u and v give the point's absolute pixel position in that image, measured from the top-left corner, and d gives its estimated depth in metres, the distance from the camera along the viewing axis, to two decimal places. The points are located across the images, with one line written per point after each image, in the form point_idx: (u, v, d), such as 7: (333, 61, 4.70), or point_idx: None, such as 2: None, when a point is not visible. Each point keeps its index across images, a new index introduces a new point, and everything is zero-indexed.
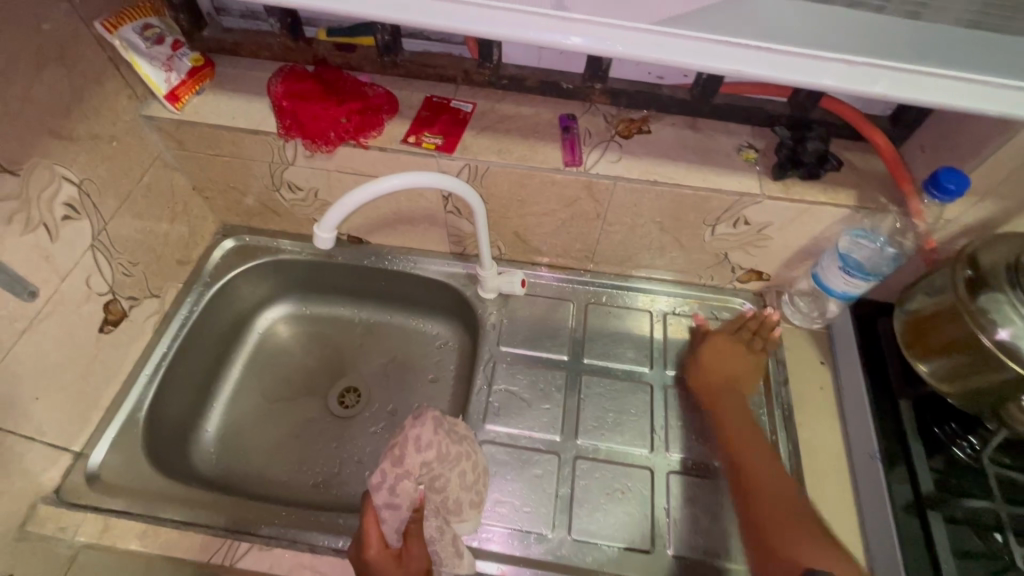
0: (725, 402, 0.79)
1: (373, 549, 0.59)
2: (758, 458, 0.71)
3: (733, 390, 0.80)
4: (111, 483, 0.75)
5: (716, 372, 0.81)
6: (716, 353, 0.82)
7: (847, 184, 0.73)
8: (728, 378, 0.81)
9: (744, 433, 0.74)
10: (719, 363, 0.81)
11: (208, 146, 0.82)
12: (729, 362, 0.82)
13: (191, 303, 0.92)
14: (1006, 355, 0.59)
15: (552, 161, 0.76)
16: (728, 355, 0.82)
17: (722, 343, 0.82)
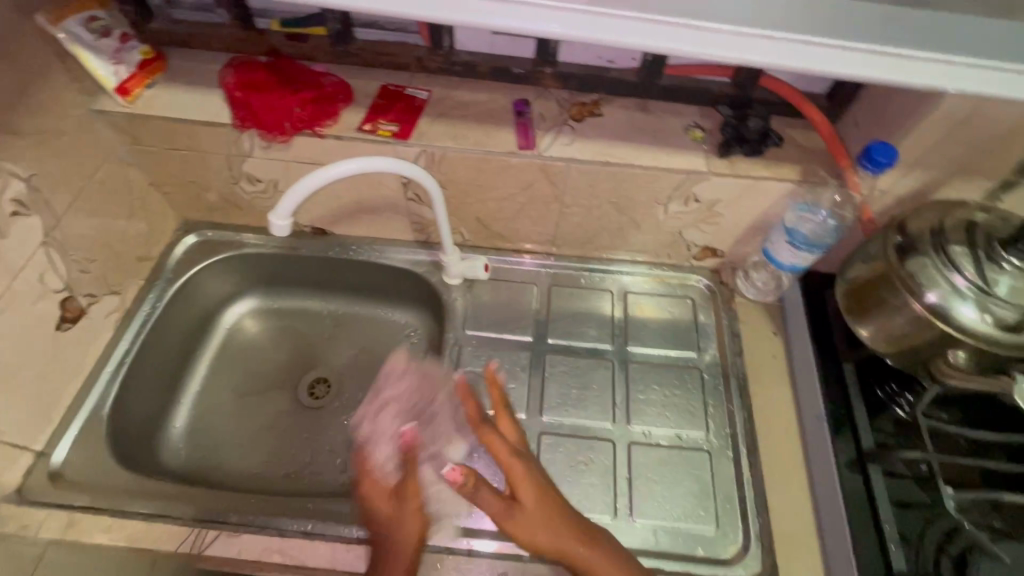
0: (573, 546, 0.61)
1: (365, 482, 0.65)
2: (601, 565, 0.61)
3: (559, 498, 0.63)
4: (75, 480, 0.75)
5: (528, 503, 0.61)
6: (514, 508, 0.61)
7: (789, 160, 0.76)
8: (541, 492, 0.62)
9: (574, 547, 0.61)
10: (524, 493, 0.62)
11: (165, 140, 0.82)
12: (523, 479, 0.62)
13: (153, 299, 0.91)
14: (935, 315, 0.62)
15: (507, 145, 0.77)
16: (524, 472, 0.63)
17: (515, 469, 0.63)
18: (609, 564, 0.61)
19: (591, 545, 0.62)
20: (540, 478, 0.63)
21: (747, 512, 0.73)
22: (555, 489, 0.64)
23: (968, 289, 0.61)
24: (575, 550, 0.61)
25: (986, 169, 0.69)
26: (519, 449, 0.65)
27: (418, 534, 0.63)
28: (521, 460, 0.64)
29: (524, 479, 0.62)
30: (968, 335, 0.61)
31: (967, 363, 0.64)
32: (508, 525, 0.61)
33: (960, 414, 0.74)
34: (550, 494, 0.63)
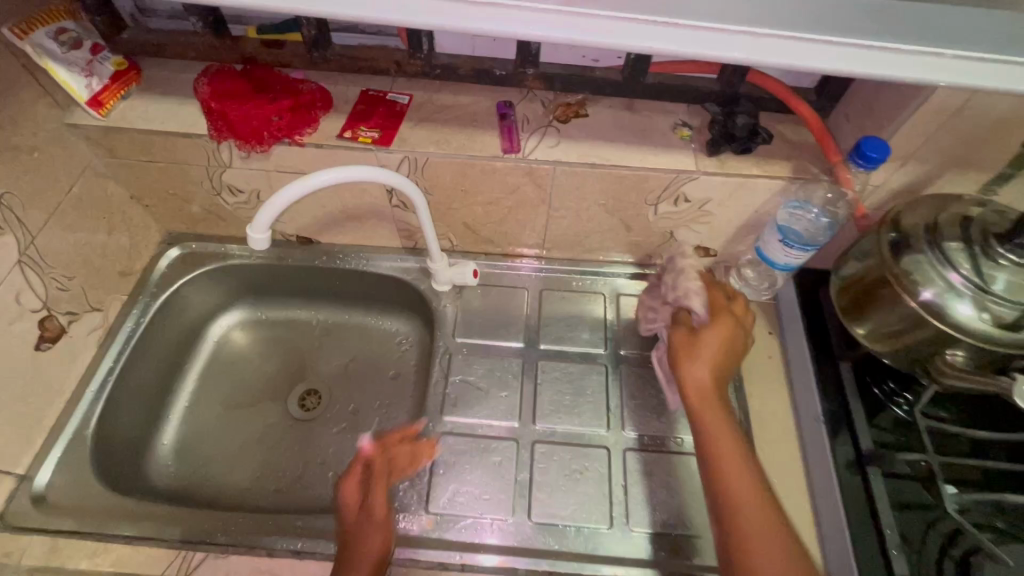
0: (714, 417, 0.63)
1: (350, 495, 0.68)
2: (748, 487, 0.59)
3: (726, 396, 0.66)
4: (59, 503, 0.73)
5: (706, 370, 0.66)
6: (701, 344, 0.67)
7: (780, 156, 0.75)
8: (727, 367, 0.68)
9: (716, 429, 0.62)
10: (711, 361, 0.66)
11: (141, 153, 0.80)
12: (721, 347, 0.67)
13: (138, 314, 0.89)
14: (930, 314, 0.61)
15: (491, 148, 0.76)
16: (714, 346, 0.67)
17: (715, 336, 0.67)
18: (744, 466, 0.60)
19: (737, 449, 0.61)
20: (738, 341, 0.69)
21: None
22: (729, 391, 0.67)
23: (963, 286, 0.60)
24: (723, 444, 0.61)
25: (980, 162, 0.68)
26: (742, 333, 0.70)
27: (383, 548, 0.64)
28: (711, 328, 0.68)
29: (706, 345, 0.67)
30: (965, 333, 0.60)
31: (966, 360, 0.62)
32: (688, 364, 0.67)
33: (961, 413, 0.72)
34: (723, 383, 0.66)
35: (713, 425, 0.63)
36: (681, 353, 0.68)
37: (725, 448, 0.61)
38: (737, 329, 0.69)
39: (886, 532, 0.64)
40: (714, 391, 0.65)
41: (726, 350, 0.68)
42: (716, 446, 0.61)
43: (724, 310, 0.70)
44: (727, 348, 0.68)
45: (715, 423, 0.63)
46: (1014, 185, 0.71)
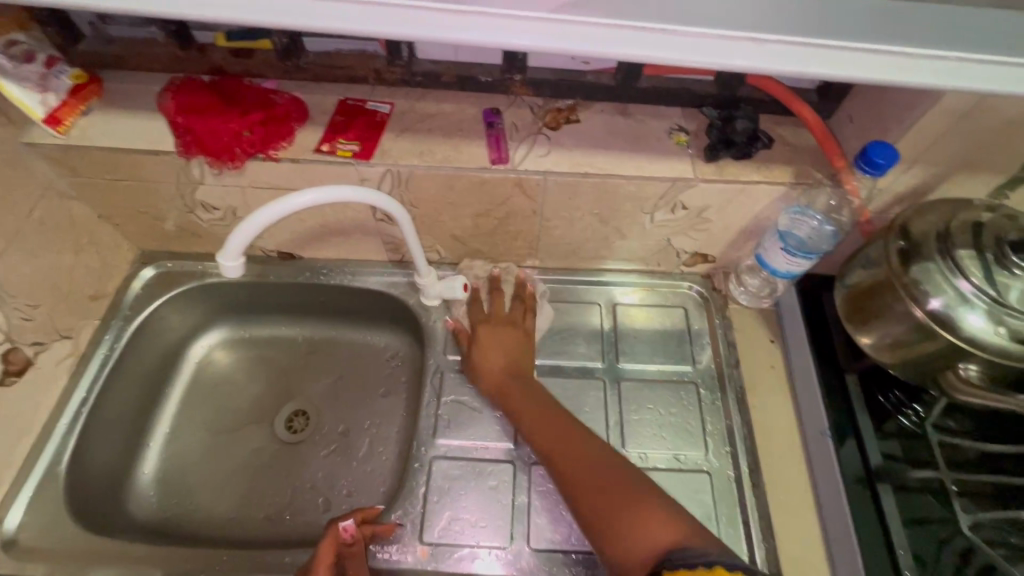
0: (519, 400, 0.75)
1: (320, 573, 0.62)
2: (567, 454, 0.66)
3: (523, 378, 0.77)
4: (31, 547, 0.70)
5: (497, 367, 0.79)
6: (485, 343, 0.80)
7: (780, 161, 0.72)
8: (513, 363, 0.79)
9: (540, 416, 0.72)
10: (495, 356, 0.79)
11: (107, 172, 0.76)
12: (502, 343, 0.80)
13: (110, 340, 0.84)
14: (941, 326, 0.58)
15: (478, 159, 0.72)
16: (497, 346, 0.80)
17: (494, 333, 0.81)
18: (561, 431, 0.69)
19: (551, 425, 0.70)
20: (514, 327, 0.82)
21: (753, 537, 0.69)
22: (527, 373, 0.78)
23: (975, 296, 0.57)
24: (537, 419, 0.72)
25: (991, 164, 0.65)
26: (519, 318, 0.83)
27: None
28: (483, 326, 0.82)
29: (490, 351, 0.80)
30: (978, 346, 0.57)
31: (980, 375, 0.60)
32: (486, 372, 0.79)
33: (971, 423, 0.70)
34: (517, 368, 0.79)
35: (524, 406, 0.74)
36: (485, 347, 0.80)
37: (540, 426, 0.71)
38: (506, 322, 0.82)
39: (901, 552, 0.62)
40: (507, 371, 0.78)
41: (521, 347, 0.81)
42: (534, 428, 0.71)
43: (495, 307, 0.83)
44: (521, 346, 0.81)
45: (529, 406, 0.73)
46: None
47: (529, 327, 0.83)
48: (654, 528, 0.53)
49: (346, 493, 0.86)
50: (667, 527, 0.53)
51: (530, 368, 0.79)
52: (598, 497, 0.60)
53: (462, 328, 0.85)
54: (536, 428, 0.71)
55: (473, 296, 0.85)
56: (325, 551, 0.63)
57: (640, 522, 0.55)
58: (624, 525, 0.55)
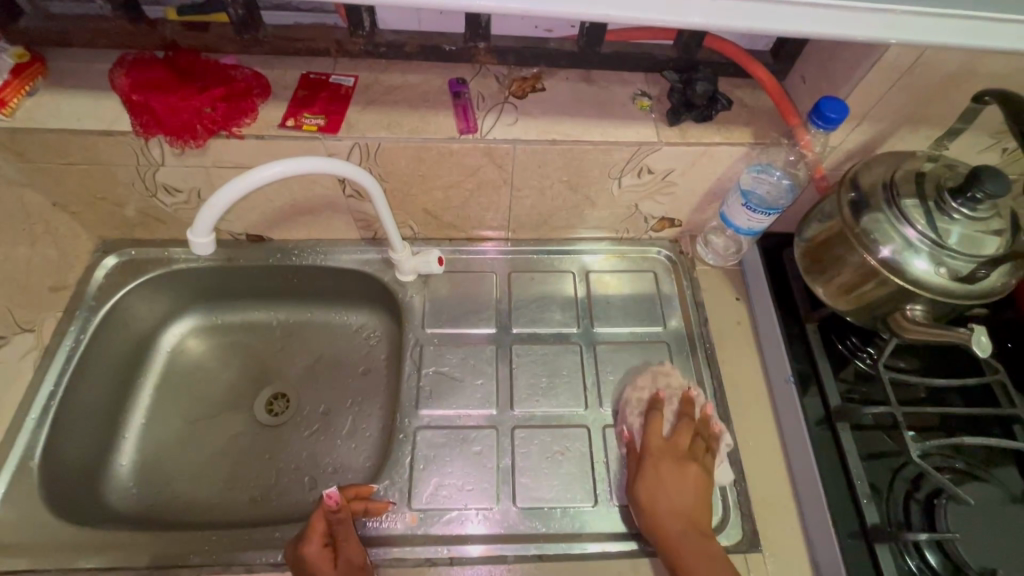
0: (690, 559, 0.61)
1: (312, 543, 0.63)
2: None
3: (698, 535, 0.63)
4: (8, 543, 0.68)
5: (672, 511, 0.64)
6: (655, 479, 0.66)
7: (739, 122, 0.74)
8: (684, 519, 0.64)
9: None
10: (676, 507, 0.64)
11: (59, 156, 0.73)
12: (678, 487, 0.65)
13: (75, 332, 0.82)
14: (891, 272, 0.62)
15: (446, 130, 0.72)
16: (662, 488, 0.65)
17: (665, 472, 0.66)
18: None
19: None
20: (688, 461, 0.67)
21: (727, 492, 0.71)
22: (704, 530, 0.63)
23: (920, 242, 0.61)
24: None
25: (935, 116, 0.69)
26: (699, 457, 0.68)
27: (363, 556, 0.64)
28: (656, 452, 0.68)
29: (653, 484, 0.66)
30: (923, 288, 0.61)
31: (926, 314, 0.64)
32: (658, 518, 0.64)
33: (919, 362, 0.75)
34: (694, 523, 0.64)
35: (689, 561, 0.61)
36: (654, 477, 0.66)
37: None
38: (683, 456, 0.68)
39: (857, 482, 0.67)
40: (692, 511, 0.64)
41: (700, 499, 0.65)
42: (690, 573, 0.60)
43: (655, 434, 0.70)
44: (700, 497, 0.65)
45: (698, 571, 0.60)
46: (963, 138, 0.72)
47: (709, 468, 0.68)
48: None
49: (332, 469, 0.86)
50: None
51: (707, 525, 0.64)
52: None
53: (634, 446, 0.71)
54: None
55: (674, 411, 0.73)
56: (316, 519, 0.64)
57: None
58: None
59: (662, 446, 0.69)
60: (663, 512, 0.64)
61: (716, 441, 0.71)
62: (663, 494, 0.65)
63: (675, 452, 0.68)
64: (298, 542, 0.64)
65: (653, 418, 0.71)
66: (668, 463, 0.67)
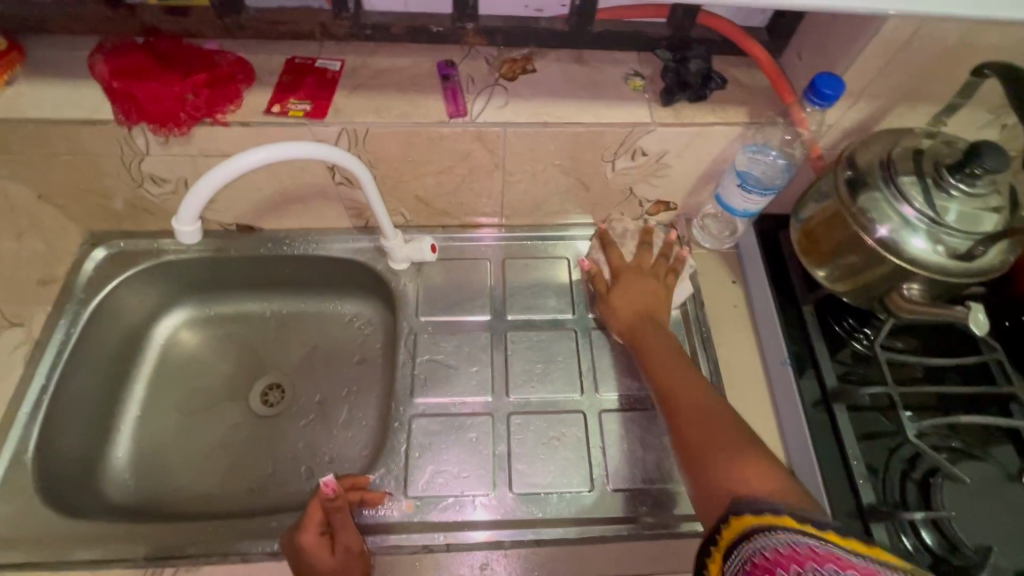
0: (649, 336, 0.71)
1: (308, 534, 0.62)
2: (682, 380, 0.64)
3: (655, 324, 0.73)
4: (5, 536, 0.67)
5: (631, 311, 0.75)
6: (624, 290, 0.76)
7: (734, 101, 0.73)
8: (640, 314, 0.74)
9: (660, 348, 0.69)
10: (636, 301, 0.75)
11: (41, 146, 0.72)
12: (641, 294, 0.76)
13: (66, 325, 0.81)
14: (888, 251, 0.61)
15: (435, 114, 0.71)
16: (625, 299, 0.76)
17: (631, 284, 0.77)
18: (682, 371, 0.65)
19: (662, 351, 0.69)
20: (653, 278, 0.77)
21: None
22: (659, 320, 0.74)
23: (918, 220, 0.60)
24: (659, 359, 0.68)
25: (933, 91, 0.68)
26: (660, 273, 0.78)
27: (360, 542, 0.63)
28: (625, 273, 0.78)
29: (616, 300, 0.76)
30: (921, 266, 0.60)
31: (923, 294, 0.63)
32: (623, 318, 0.75)
33: (916, 341, 0.75)
34: (652, 318, 0.74)
35: (651, 340, 0.71)
36: (619, 289, 0.77)
37: (659, 360, 0.68)
38: (645, 271, 0.78)
39: (854, 463, 0.66)
40: (651, 313, 0.74)
41: (657, 299, 0.76)
42: (650, 353, 0.69)
43: (621, 262, 0.79)
44: (656, 298, 0.76)
45: (655, 344, 0.70)
46: (963, 114, 0.71)
47: (670, 280, 0.78)
48: (749, 469, 0.51)
49: (328, 459, 0.86)
50: (782, 483, 0.49)
51: (663, 318, 0.75)
52: (719, 452, 0.54)
53: (600, 272, 0.80)
54: (656, 369, 0.67)
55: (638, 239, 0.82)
56: (314, 509, 0.63)
57: (742, 467, 0.51)
58: (717, 463, 0.52)
59: (628, 267, 0.79)
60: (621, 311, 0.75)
61: (678, 263, 0.80)
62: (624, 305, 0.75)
63: (638, 267, 0.78)
64: (294, 533, 0.63)
65: (612, 247, 0.80)
66: (631, 276, 0.77)
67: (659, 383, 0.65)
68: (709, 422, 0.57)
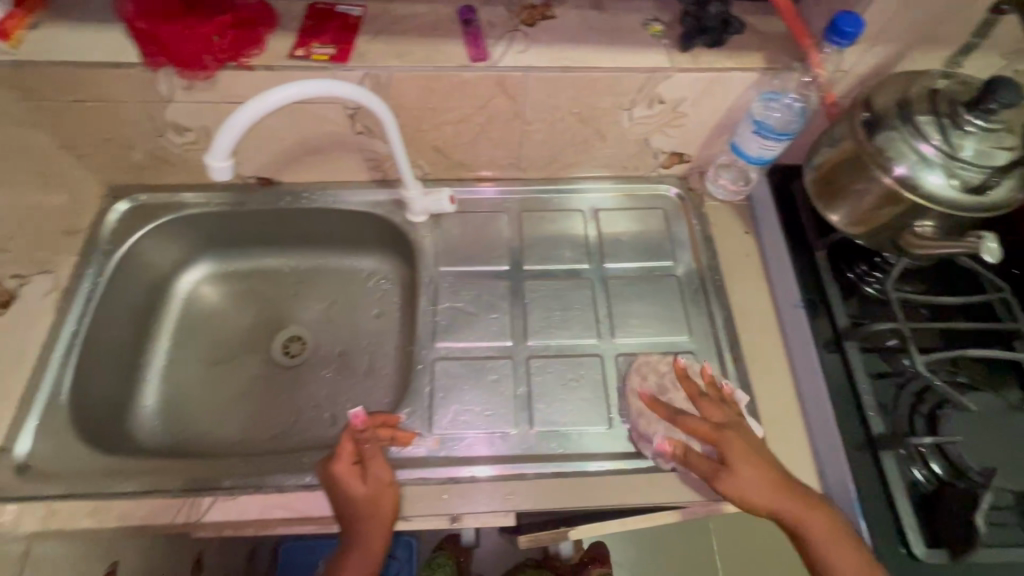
0: (801, 510, 0.62)
1: (342, 463, 0.66)
2: (854, 552, 0.60)
3: (790, 485, 0.63)
4: (45, 471, 0.70)
5: (760, 488, 0.63)
6: (740, 467, 0.64)
7: (751, 47, 0.74)
8: (775, 483, 0.63)
9: (814, 520, 0.61)
10: (759, 474, 0.63)
11: (66, 92, 0.73)
12: (761, 457, 0.65)
13: (93, 275, 0.83)
14: (905, 189, 0.63)
15: (457, 59, 0.71)
16: (756, 474, 0.63)
17: (740, 451, 0.65)
18: (843, 532, 0.61)
19: (827, 528, 0.61)
20: (749, 435, 0.66)
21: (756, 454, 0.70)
22: (787, 476, 0.64)
23: (935, 156, 0.61)
24: (822, 531, 0.61)
25: (945, 32, 0.69)
26: (739, 421, 0.68)
27: (390, 476, 0.67)
28: (729, 432, 0.66)
29: (745, 479, 0.63)
30: (936, 203, 0.62)
31: (934, 231, 0.65)
32: (758, 506, 0.63)
33: (925, 285, 0.77)
34: (778, 473, 0.64)
35: (809, 515, 0.62)
36: (734, 462, 0.64)
37: (833, 547, 0.60)
38: (737, 427, 0.67)
39: (865, 397, 0.69)
40: (776, 473, 0.64)
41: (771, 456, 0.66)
42: (806, 526, 0.61)
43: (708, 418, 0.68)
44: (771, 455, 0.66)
45: (814, 521, 0.61)
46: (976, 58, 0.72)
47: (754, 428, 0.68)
48: None
49: (351, 406, 0.89)
50: None
51: (788, 474, 0.65)
52: None
53: (689, 452, 0.67)
54: (831, 551, 0.60)
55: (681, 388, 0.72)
56: (343, 441, 0.67)
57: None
58: None
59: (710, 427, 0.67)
60: (749, 494, 0.63)
61: (733, 398, 0.71)
62: (751, 480, 0.63)
63: (724, 425, 0.67)
64: (327, 462, 0.67)
65: (687, 418, 0.68)
66: (734, 442, 0.65)
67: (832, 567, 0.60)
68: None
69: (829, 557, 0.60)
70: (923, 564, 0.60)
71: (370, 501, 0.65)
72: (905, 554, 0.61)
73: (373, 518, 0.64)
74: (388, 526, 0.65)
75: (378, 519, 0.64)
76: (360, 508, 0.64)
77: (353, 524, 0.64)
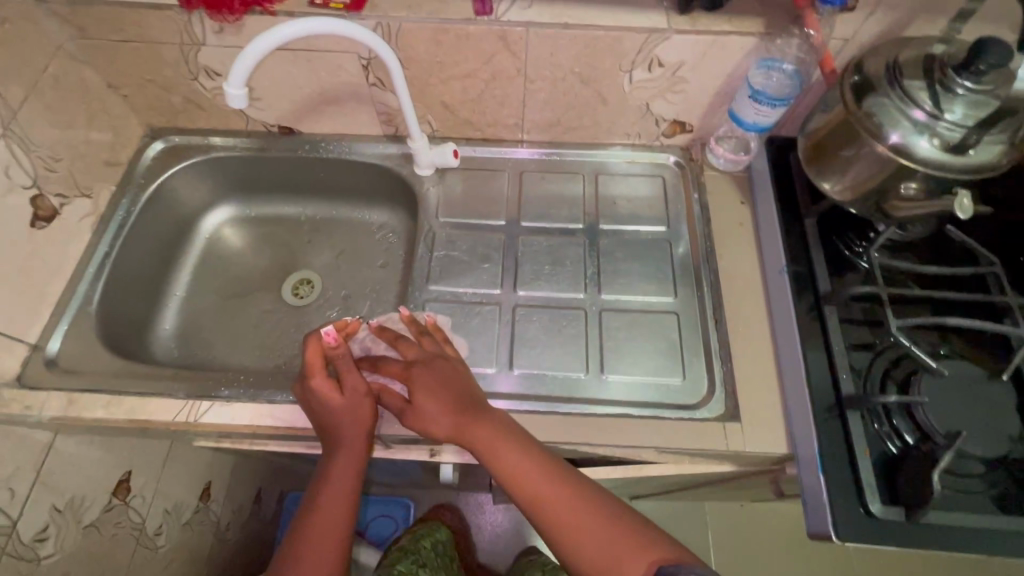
0: (482, 433, 0.66)
1: (319, 377, 0.70)
2: (546, 481, 0.64)
3: (483, 409, 0.68)
4: (70, 367, 0.78)
5: (444, 417, 0.68)
6: (417, 402, 0.70)
7: (751, 11, 0.75)
8: (453, 408, 0.68)
9: (501, 445, 0.65)
10: (433, 407, 0.69)
11: (113, 31, 0.81)
12: (445, 389, 0.70)
13: (126, 205, 0.91)
14: (896, 154, 0.63)
15: (462, 12, 0.76)
16: (436, 407, 0.69)
17: (421, 384, 0.71)
18: (535, 461, 0.65)
19: (521, 451, 0.65)
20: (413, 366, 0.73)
21: (711, 403, 0.73)
22: (483, 401, 0.70)
23: (926, 121, 0.61)
24: (515, 461, 0.64)
25: None
26: (429, 353, 0.75)
27: (366, 389, 0.71)
28: (418, 368, 0.72)
29: (426, 412, 0.69)
30: (926, 167, 0.62)
31: (920, 191, 0.66)
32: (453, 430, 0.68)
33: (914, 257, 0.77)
34: (470, 401, 0.69)
35: (482, 439, 0.66)
36: (414, 396, 0.70)
37: (523, 473, 0.64)
38: (431, 361, 0.73)
39: (838, 355, 0.70)
40: (470, 401, 0.69)
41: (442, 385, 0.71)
42: (494, 450, 0.65)
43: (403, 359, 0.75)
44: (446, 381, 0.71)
45: (506, 446, 0.65)
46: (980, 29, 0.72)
47: (441, 357, 0.74)
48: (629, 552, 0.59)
49: None
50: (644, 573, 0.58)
51: (477, 400, 0.70)
52: (582, 520, 0.62)
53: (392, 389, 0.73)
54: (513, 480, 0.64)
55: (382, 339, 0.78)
56: (314, 354, 0.71)
57: (604, 519, 0.62)
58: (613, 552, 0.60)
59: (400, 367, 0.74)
60: (427, 424, 0.69)
61: (435, 334, 0.77)
62: (427, 410, 0.69)
63: (417, 360, 0.74)
64: (304, 380, 0.71)
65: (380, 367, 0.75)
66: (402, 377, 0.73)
67: (535, 495, 0.64)
68: (602, 518, 0.62)
69: (515, 485, 0.64)
70: (881, 520, 0.60)
71: (348, 413, 0.69)
72: (863, 512, 0.61)
73: (353, 424, 0.69)
74: (366, 433, 0.69)
75: (359, 425, 0.69)
76: (341, 418, 0.69)
77: (331, 431, 0.69)
